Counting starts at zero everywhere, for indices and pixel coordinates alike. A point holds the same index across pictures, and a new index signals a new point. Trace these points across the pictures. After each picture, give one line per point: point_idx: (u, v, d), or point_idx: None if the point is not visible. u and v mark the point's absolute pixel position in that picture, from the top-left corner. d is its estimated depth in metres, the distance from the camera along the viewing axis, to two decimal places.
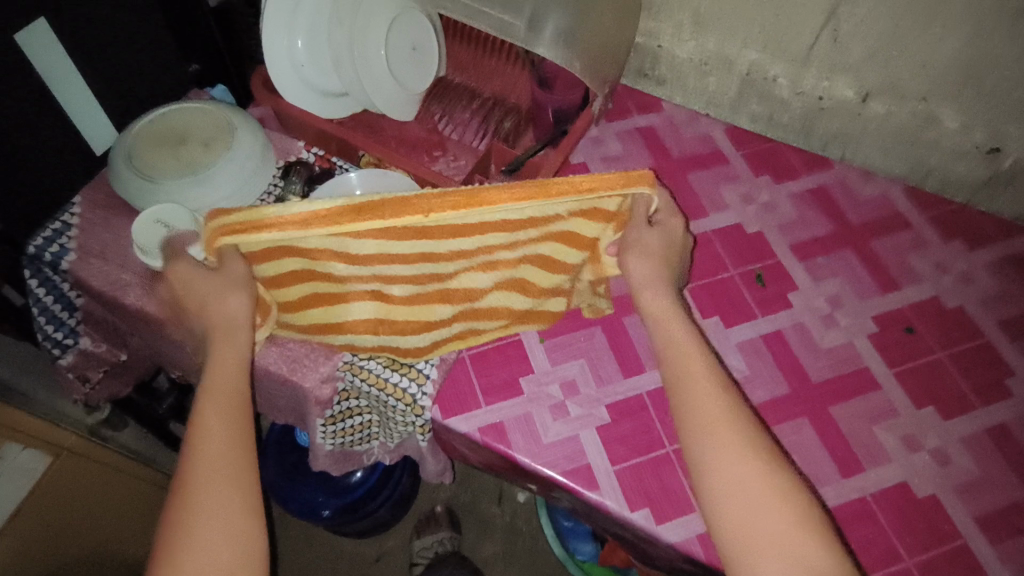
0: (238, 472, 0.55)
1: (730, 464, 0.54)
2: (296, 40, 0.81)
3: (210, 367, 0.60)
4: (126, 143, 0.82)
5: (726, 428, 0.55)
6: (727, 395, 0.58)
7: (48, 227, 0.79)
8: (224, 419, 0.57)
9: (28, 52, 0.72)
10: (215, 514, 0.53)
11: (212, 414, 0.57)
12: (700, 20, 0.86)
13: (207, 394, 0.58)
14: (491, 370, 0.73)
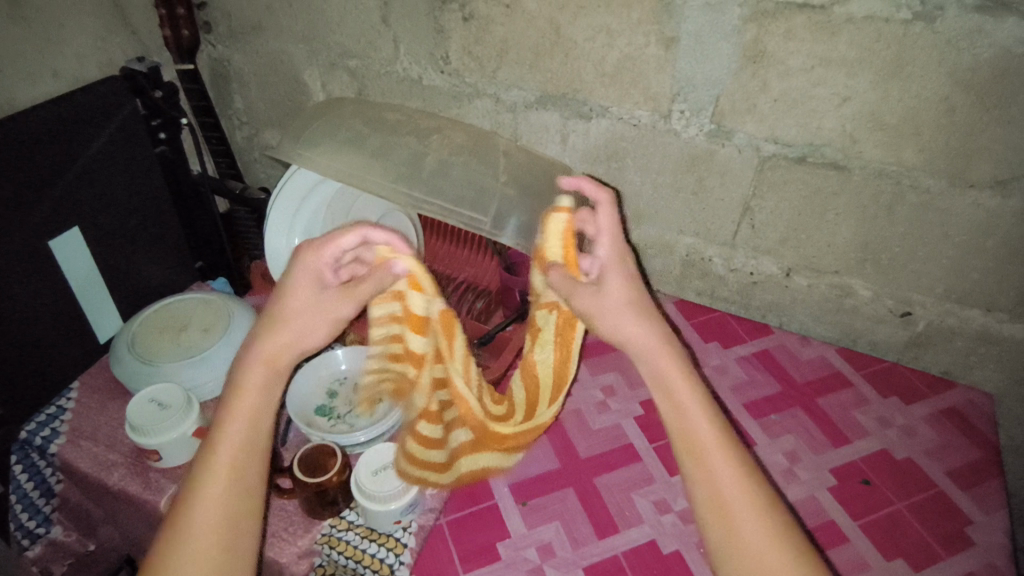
0: (243, 488, 0.58)
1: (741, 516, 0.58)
2: (293, 239, 0.92)
3: (240, 388, 0.63)
4: (131, 328, 0.91)
5: (732, 482, 0.59)
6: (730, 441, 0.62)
7: (43, 411, 0.83)
8: (247, 427, 0.61)
9: (57, 253, 0.83)
10: (210, 520, 0.55)
11: (241, 418, 0.61)
12: (641, 214, 1.02)
13: (232, 416, 0.61)
14: (468, 537, 0.74)
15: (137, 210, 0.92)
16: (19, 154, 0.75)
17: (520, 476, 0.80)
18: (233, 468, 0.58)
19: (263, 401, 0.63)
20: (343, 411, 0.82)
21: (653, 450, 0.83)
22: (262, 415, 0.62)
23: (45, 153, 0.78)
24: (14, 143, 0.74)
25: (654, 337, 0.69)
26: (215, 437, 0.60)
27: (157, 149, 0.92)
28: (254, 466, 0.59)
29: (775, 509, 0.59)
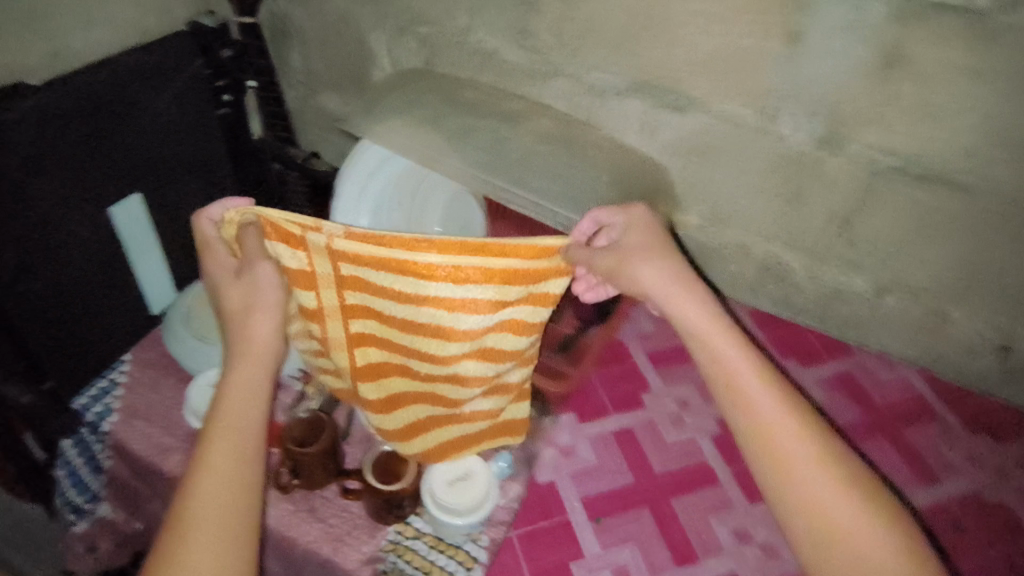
0: (233, 514, 0.50)
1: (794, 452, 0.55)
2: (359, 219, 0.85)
3: (223, 400, 0.56)
4: (187, 302, 0.85)
5: (785, 424, 0.56)
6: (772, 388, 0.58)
7: (95, 385, 0.80)
8: (229, 442, 0.53)
9: (114, 223, 0.77)
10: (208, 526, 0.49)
11: (222, 431, 0.54)
12: (723, 216, 0.95)
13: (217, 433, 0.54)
14: (541, 553, 0.71)
15: (193, 176, 0.85)
16: (65, 120, 0.67)
17: (592, 490, 0.77)
18: (229, 471, 0.52)
19: (257, 395, 0.57)
20: None
21: (730, 472, 0.79)
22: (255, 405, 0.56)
23: (97, 119, 0.70)
24: (72, 104, 0.67)
25: (704, 318, 0.60)
26: (200, 459, 0.52)
27: (219, 112, 0.83)
28: (243, 487, 0.52)
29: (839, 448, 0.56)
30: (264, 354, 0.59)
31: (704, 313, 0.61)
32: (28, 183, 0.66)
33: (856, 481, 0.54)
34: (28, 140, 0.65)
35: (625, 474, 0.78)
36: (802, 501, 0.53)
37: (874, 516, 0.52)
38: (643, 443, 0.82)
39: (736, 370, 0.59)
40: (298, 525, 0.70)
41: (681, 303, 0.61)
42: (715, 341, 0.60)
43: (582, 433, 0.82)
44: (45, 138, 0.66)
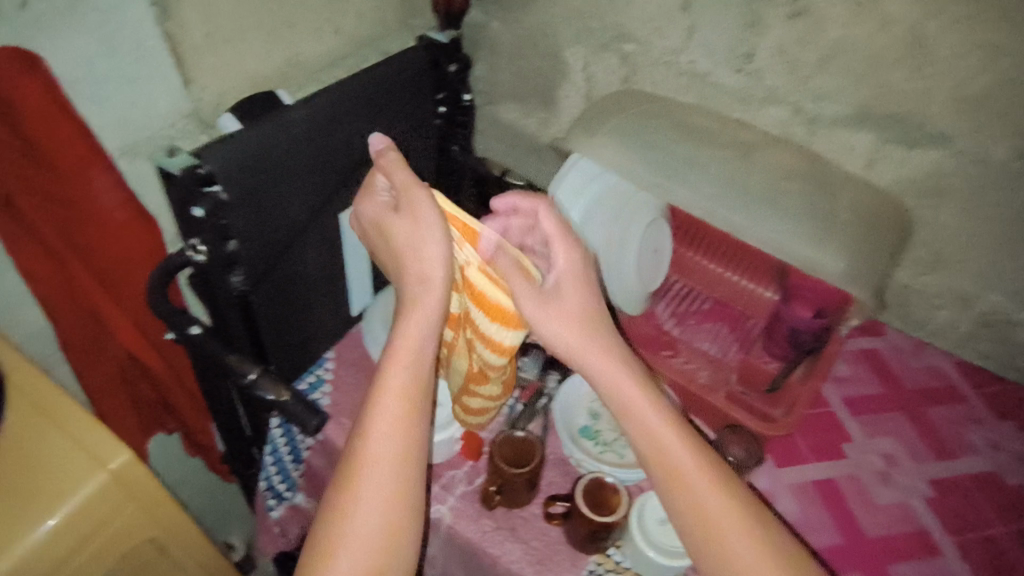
0: (389, 517, 0.53)
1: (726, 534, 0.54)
2: None
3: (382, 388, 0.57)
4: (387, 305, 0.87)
5: (713, 500, 0.55)
6: (697, 463, 0.57)
7: (306, 378, 0.83)
8: (393, 437, 0.55)
9: (342, 229, 0.79)
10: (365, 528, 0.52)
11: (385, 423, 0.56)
12: (941, 260, 0.88)
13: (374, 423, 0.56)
14: None
15: (406, 184, 0.87)
16: (335, 128, 0.69)
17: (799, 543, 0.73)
18: (388, 483, 0.54)
19: (415, 397, 0.57)
20: (610, 438, 0.77)
21: (950, 540, 0.74)
22: (413, 411, 0.57)
23: (355, 129, 0.72)
24: (332, 116, 0.68)
25: (614, 372, 0.61)
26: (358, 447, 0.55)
27: (434, 122, 0.85)
28: (404, 489, 0.54)
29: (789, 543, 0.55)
30: (419, 358, 0.59)
31: (633, 385, 0.60)
32: (301, 187, 0.68)
33: (666, 467, 0.57)
34: (309, 146, 0.67)
35: (833, 533, 0.74)
36: (690, 504, 0.56)
37: (739, 524, 0.54)
38: (850, 500, 0.77)
39: (670, 448, 0.58)
40: (499, 544, 0.70)
41: (584, 359, 0.62)
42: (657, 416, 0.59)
43: (783, 481, 0.78)
44: (320, 144, 0.68)
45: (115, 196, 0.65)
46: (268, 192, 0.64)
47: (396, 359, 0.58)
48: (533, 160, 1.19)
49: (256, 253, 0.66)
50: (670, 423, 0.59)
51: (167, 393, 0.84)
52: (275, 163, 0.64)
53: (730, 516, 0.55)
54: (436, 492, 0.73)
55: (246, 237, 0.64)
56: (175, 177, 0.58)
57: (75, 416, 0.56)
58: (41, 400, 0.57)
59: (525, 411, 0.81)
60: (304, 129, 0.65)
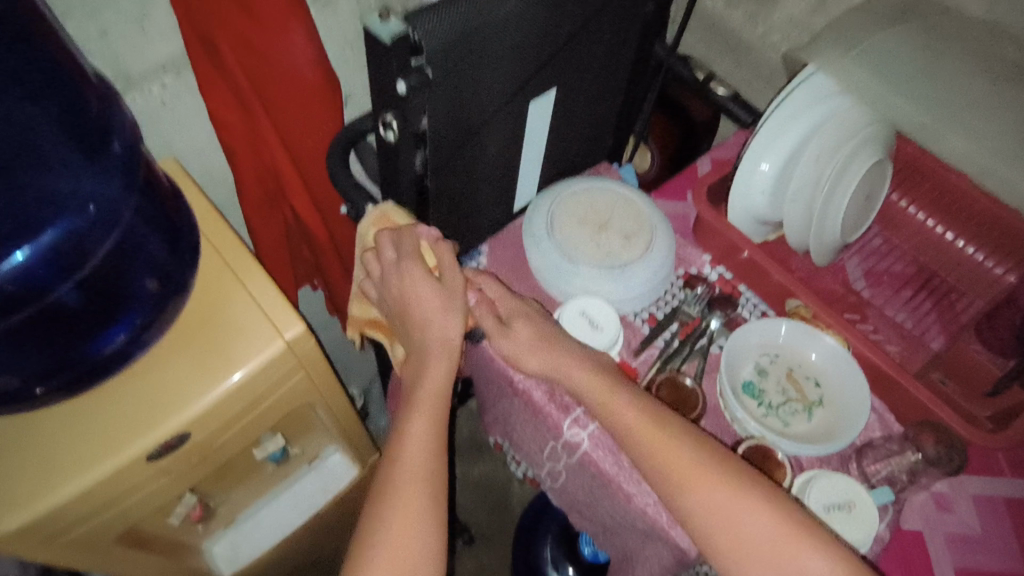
0: (410, 532, 0.54)
1: (760, 537, 0.55)
2: (763, 163, 0.71)
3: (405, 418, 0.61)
4: (550, 207, 0.80)
5: (738, 507, 0.56)
6: (719, 477, 0.57)
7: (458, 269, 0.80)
8: (413, 460, 0.58)
9: (526, 120, 0.71)
10: (388, 541, 0.54)
11: (401, 451, 0.58)
12: None
13: (394, 451, 0.59)
14: None
15: (598, 78, 0.77)
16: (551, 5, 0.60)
17: (972, 561, 0.64)
18: (408, 503, 0.56)
19: (428, 452, 0.59)
20: (775, 402, 0.69)
21: None
22: (435, 445, 0.60)
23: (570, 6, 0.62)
24: None
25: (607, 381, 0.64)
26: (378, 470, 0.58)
27: (647, 8, 0.73)
28: (419, 507, 0.56)
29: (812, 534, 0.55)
30: (442, 397, 0.62)
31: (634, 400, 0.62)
32: (500, 68, 0.61)
33: (688, 498, 0.57)
34: (522, 23, 0.58)
35: (1016, 560, 0.65)
36: (714, 525, 0.56)
37: (776, 528, 0.55)
38: None
39: (687, 468, 0.57)
40: (635, 483, 0.66)
41: (552, 359, 0.66)
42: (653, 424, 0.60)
43: (966, 490, 0.68)
44: (533, 22, 0.59)
45: (310, 54, 0.61)
46: (470, 71, 0.58)
47: (409, 421, 0.61)
48: (728, 60, 1.03)
49: (443, 133, 0.61)
50: (677, 434, 0.59)
51: (322, 257, 0.85)
52: (487, 40, 0.56)
53: (766, 521, 0.55)
54: (575, 416, 0.70)
55: (436, 115, 0.58)
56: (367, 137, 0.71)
57: (259, 279, 0.56)
58: (227, 255, 0.57)
59: (679, 351, 0.75)
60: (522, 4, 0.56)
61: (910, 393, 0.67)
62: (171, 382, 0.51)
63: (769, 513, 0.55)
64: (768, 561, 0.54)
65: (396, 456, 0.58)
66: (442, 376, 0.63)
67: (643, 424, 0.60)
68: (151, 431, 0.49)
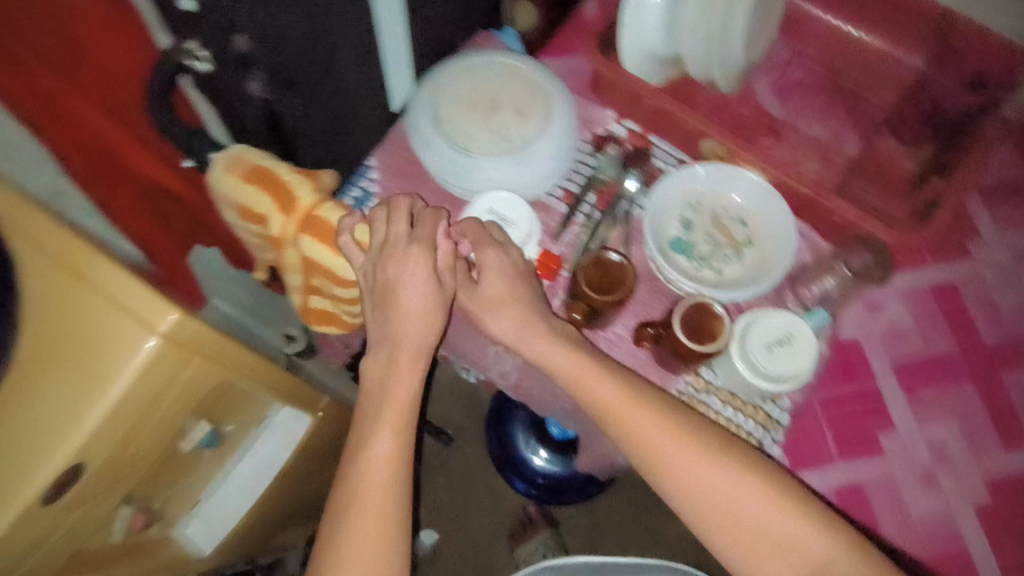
0: (381, 547, 0.52)
1: (699, 478, 0.54)
2: None
3: (377, 419, 0.56)
4: (431, 99, 0.72)
5: (678, 452, 0.54)
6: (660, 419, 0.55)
7: (348, 191, 0.72)
8: (385, 474, 0.54)
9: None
10: (353, 562, 0.51)
11: (369, 462, 0.54)
12: None
13: (352, 463, 0.55)
14: (849, 422, 0.65)
15: None
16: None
17: (906, 355, 0.67)
18: (376, 523, 0.52)
19: (392, 454, 0.55)
20: (706, 252, 0.67)
21: None
22: (403, 457, 0.56)
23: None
24: None
25: (564, 337, 0.59)
26: (340, 480, 0.54)
27: None
28: (388, 525, 0.53)
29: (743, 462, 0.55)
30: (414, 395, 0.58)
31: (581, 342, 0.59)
32: None
33: (640, 449, 0.55)
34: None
35: (946, 342, 0.68)
36: (653, 465, 0.55)
37: (709, 464, 0.54)
38: (968, 304, 0.70)
39: (635, 421, 0.55)
40: None
41: (527, 336, 0.59)
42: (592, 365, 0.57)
43: (896, 290, 0.69)
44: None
45: None
46: None
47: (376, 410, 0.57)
48: None
49: (270, 51, 0.51)
50: (619, 381, 0.57)
51: (197, 213, 0.75)
52: None
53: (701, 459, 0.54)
54: None
55: None
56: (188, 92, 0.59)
57: (106, 272, 0.48)
58: (64, 259, 0.48)
59: (601, 223, 0.71)
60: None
61: (834, 211, 0.66)
62: (49, 410, 0.46)
63: (702, 455, 0.54)
64: (706, 501, 0.53)
65: (361, 475, 0.54)
66: (411, 385, 0.58)
67: (598, 378, 0.56)
68: (31, 475, 0.44)
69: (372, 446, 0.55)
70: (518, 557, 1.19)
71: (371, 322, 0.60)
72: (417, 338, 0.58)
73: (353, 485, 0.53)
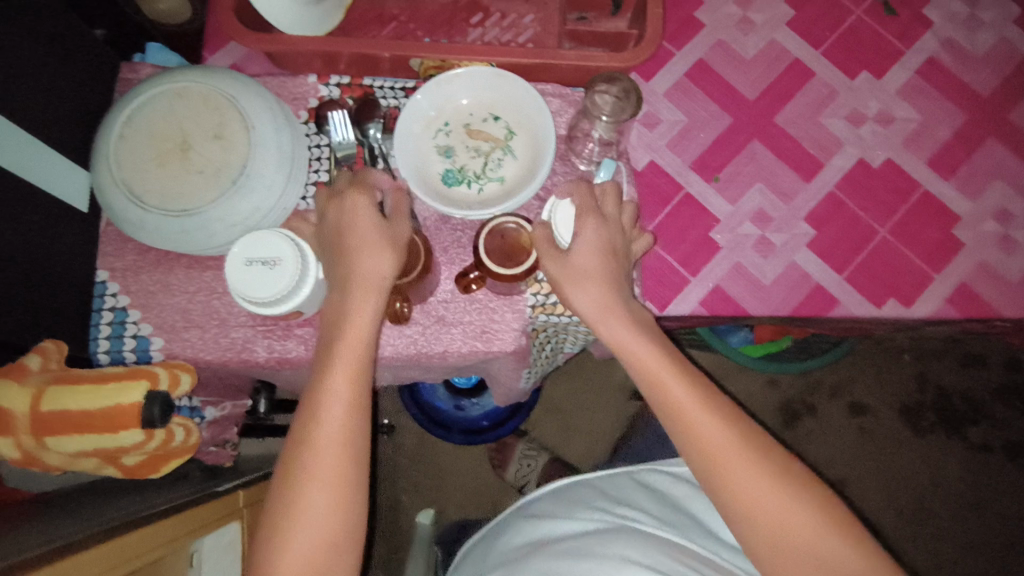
0: (326, 543, 0.49)
1: (702, 423, 0.52)
2: None
3: (332, 373, 0.53)
4: (115, 178, 0.61)
5: (693, 399, 0.53)
6: (656, 347, 0.55)
7: (99, 323, 0.63)
8: (344, 454, 0.51)
9: None
10: (303, 554, 0.48)
11: (325, 443, 0.51)
12: None
13: (308, 443, 0.51)
14: (679, 239, 0.67)
15: None
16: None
17: (695, 150, 0.68)
18: (325, 508, 0.49)
19: (352, 431, 0.52)
20: (478, 168, 0.63)
21: (820, 57, 0.70)
22: (358, 445, 0.52)
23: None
24: None
25: (597, 272, 0.56)
26: (300, 453, 0.51)
27: None
28: (344, 516, 0.50)
29: (760, 439, 0.53)
30: (370, 348, 0.54)
31: (596, 264, 0.56)
32: None
33: (650, 378, 0.54)
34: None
35: (721, 116, 0.69)
36: (655, 387, 0.54)
37: (721, 423, 0.52)
38: (722, 71, 0.70)
39: (640, 357, 0.55)
40: (438, 339, 0.64)
41: (588, 288, 0.55)
42: (601, 295, 0.55)
43: (657, 96, 0.69)
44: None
45: None
46: None
47: (332, 380, 0.52)
48: None
49: None
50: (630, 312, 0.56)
51: None
52: None
53: (713, 409, 0.53)
54: None
55: None
56: None
57: None
58: None
59: None
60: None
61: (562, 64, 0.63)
62: None
63: (712, 415, 0.53)
64: (704, 456, 0.52)
65: (321, 420, 0.51)
66: (367, 317, 0.54)
67: (594, 281, 0.55)
68: None
69: (336, 390, 0.52)
70: (512, 479, 1.18)
71: (331, 259, 0.56)
72: (375, 279, 0.54)
73: (311, 444, 0.51)
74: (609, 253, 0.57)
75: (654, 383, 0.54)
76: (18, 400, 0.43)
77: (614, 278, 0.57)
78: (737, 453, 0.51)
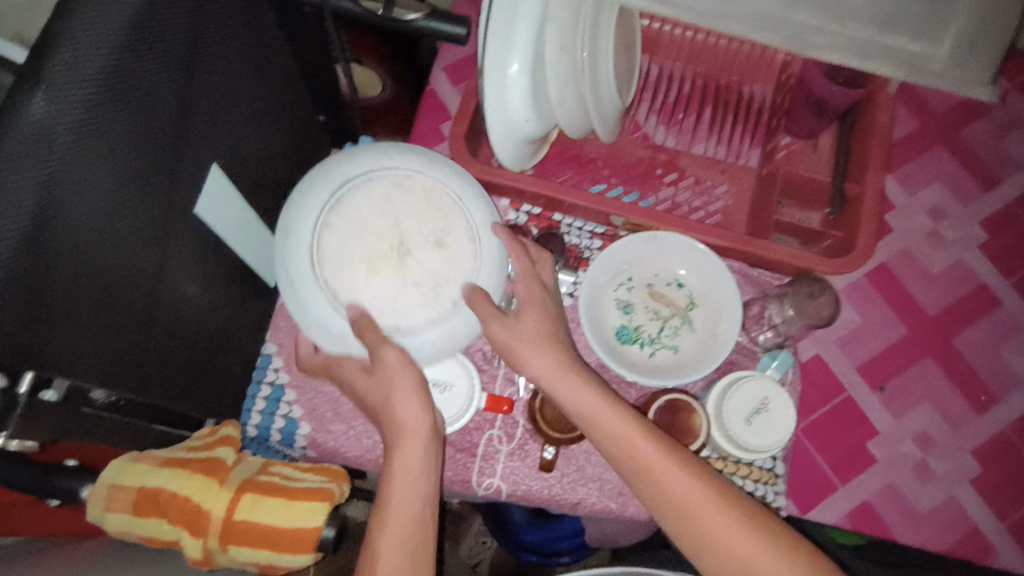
0: None
1: (677, 494, 0.48)
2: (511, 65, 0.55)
3: (392, 430, 0.53)
4: (317, 273, 0.52)
5: (670, 466, 0.49)
6: (626, 417, 0.51)
7: (255, 396, 0.65)
8: (406, 484, 0.51)
9: (207, 212, 0.50)
10: None
11: (397, 486, 0.51)
12: None
13: (390, 482, 0.51)
14: (835, 442, 0.65)
15: (257, 83, 0.54)
16: (120, 93, 0.37)
17: (865, 354, 0.67)
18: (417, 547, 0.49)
19: (417, 459, 0.52)
20: (654, 331, 0.64)
21: (1010, 287, 0.69)
22: (431, 473, 0.52)
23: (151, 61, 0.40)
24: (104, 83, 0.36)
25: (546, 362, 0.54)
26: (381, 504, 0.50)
27: None
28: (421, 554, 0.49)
29: (726, 494, 0.48)
30: (421, 425, 0.53)
31: (546, 360, 0.54)
32: (117, 218, 0.40)
33: (626, 454, 0.50)
34: (94, 148, 0.36)
35: (897, 325, 0.68)
36: (625, 452, 0.50)
37: (691, 474, 0.48)
38: (904, 279, 0.69)
39: (609, 427, 0.51)
40: (575, 489, 0.63)
41: (539, 366, 0.54)
42: (552, 368, 0.53)
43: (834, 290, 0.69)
44: (114, 130, 0.38)
45: None
46: (73, 266, 0.37)
47: (397, 440, 0.52)
48: None
49: (105, 351, 0.41)
50: (593, 388, 0.53)
51: None
52: (52, 219, 0.35)
53: (682, 467, 0.49)
54: (481, 466, 0.63)
55: (76, 346, 0.38)
56: (74, 403, 0.39)
57: None
58: None
59: None
60: (76, 123, 0.35)
61: (768, 258, 0.63)
62: None
63: (677, 467, 0.49)
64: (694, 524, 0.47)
65: (394, 466, 0.51)
66: (415, 413, 0.53)
67: (548, 351, 0.54)
68: None
69: (399, 430, 0.53)
70: None
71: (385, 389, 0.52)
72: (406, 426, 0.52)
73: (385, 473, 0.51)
74: (553, 318, 0.56)
75: (629, 463, 0.49)
76: (219, 503, 0.44)
77: (562, 336, 0.56)
78: (711, 510, 0.47)
